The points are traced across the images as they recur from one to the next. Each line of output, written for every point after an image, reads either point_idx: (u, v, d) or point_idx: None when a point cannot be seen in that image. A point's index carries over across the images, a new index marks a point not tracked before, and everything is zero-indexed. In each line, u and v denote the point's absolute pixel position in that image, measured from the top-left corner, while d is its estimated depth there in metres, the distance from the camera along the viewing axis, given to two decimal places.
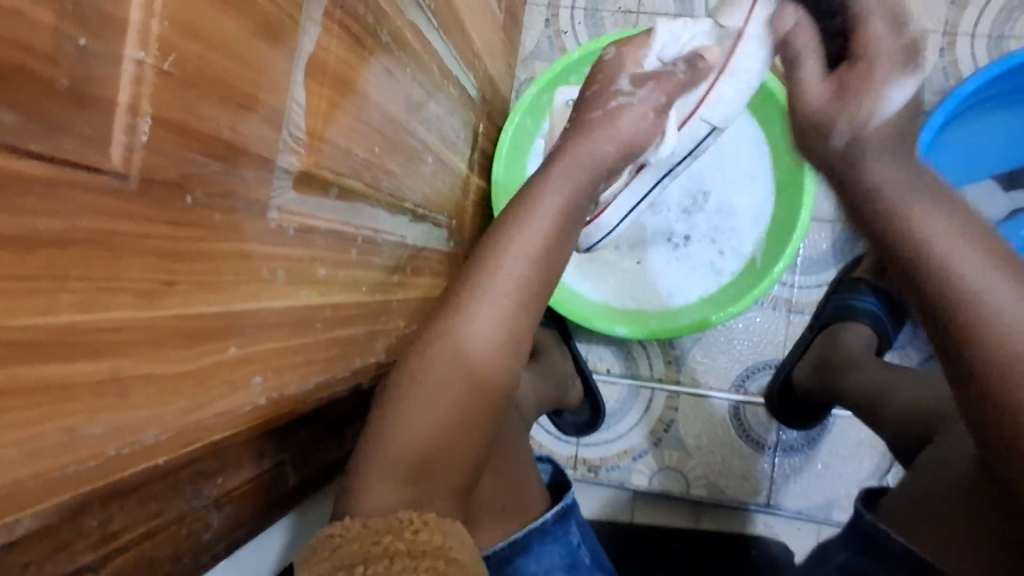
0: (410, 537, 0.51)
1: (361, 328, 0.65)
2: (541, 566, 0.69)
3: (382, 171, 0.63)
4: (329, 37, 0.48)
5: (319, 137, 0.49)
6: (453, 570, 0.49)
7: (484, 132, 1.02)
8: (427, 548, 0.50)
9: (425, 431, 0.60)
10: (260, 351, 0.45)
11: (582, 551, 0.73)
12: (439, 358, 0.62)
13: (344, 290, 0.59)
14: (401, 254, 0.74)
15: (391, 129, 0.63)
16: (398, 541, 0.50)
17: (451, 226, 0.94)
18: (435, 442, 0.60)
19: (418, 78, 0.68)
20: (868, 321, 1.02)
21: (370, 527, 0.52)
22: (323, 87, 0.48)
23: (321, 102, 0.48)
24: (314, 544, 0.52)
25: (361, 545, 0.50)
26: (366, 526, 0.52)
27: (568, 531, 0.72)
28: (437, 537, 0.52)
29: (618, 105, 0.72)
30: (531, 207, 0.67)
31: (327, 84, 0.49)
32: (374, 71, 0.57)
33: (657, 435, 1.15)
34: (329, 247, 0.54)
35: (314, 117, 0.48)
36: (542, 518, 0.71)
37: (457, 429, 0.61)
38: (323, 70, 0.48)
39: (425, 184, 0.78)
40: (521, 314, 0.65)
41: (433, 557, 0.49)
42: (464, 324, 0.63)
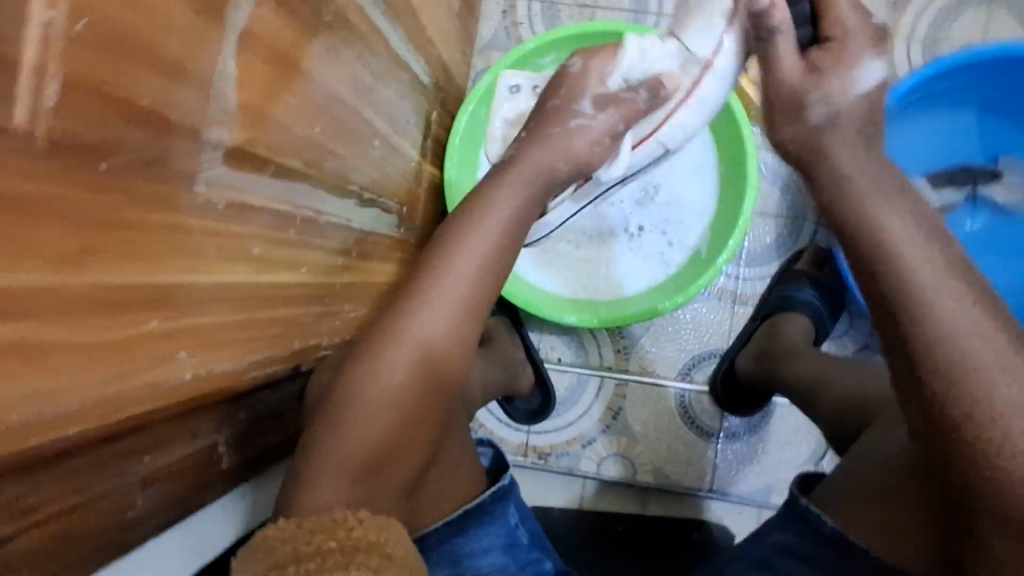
0: (344, 534, 0.51)
1: (305, 309, 0.64)
2: (481, 546, 0.71)
3: (325, 152, 0.63)
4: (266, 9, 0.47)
5: (253, 109, 0.48)
6: (386, 564, 0.49)
7: (438, 119, 1.02)
8: (360, 545, 0.50)
9: (366, 419, 0.61)
10: (187, 326, 0.45)
11: (521, 531, 0.74)
12: (399, 358, 0.63)
13: (284, 270, 0.58)
14: (347, 237, 0.73)
15: (335, 110, 0.63)
16: (331, 538, 0.50)
17: (403, 211, 0.93)
18: (384, 430, 0.61)
19: (366, 60, 0.68)
20: (806, 311, 1.06)
21: (305, 526, 0.52)
22: (259, 60, 0.48)
23: (255, 74, 0.48)
24: (250, 543, 0.50)
25: (294, 545, 0.49)
26: (300, 527, 0.52)
27: (507, 512, 0.73)
28: (373, 533, 0.52)
29: (577, 126, 0.74)
30: (480, 220, 0.69)
31: (263, 56, 0.48)
32: (316, 50, 0.56)
33: (606, 422, 1.17)
34: (267, 225, 0.54)
35: (248, 92, 0.47)
36: (480, 498, 0.71)
37: (409, 427, 0.62)
38: (258, 44, 0.47)
39: (373, 167, 0.77)
40: (464, 316, 0.67)
41: (365, 553, 0.49)
42: (420, 323, 0.64)
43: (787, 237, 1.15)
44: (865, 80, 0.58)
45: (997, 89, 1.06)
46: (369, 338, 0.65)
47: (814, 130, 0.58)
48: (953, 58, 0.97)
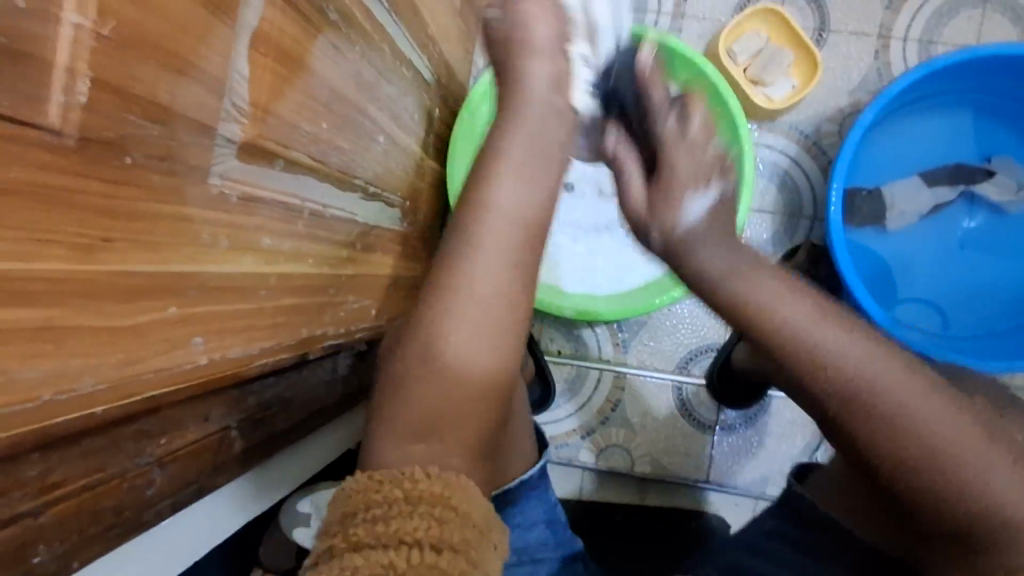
0: (409, 485, 0.52)
1: (310, 298, 0.66)
2: (526, 518, 0.73)
3: (330, 147, 0.65)
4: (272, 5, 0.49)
5: (262, 103, 0.50)
6: (449, 517, 0.50)
7: (439, 116, 1.04)
8: (423, 497, 0.51)
9: (405, 401, 0.59)
10: (201, 313, 0.47)
11: (559, 509, 0.77)
12: (452, 316, 0.59)
13: (291, 262, 0.60)
14: (351, 231, 0.75)
15: (339, 105, 0.65)
16: (397, 488, 0.51)
17: (404, 206, 0.95)
18: (432, 414, 0.59)
19: (369, 58, 0.70)
20: None
21: (377, 476, 0.53)
22: (267, 55, 0.50)
23: (263, 68, 0.50)
24: (336, 488, 0.54)
25: (363, 495, 0.51)
26: (371, 477, 0.53)
27: (548, 488, 0.76)
28: (437, 484, 0.52)
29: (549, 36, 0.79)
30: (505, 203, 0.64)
31: (271, 51, 0.50)
32: (322, 47, 0.58)
33: (605, 414, 1.20)
34: (276, 218, 0.56)
35: (258, 89, 0.49)
36: (529, 471, 0.73)
37: (471, 391, 0.59)
38: (267, 41, 0.49)
39: (377, 162, 0.79)
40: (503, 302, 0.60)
41: (429, 505, 0.50)
42: (469, 271, 0.60)
43: (783, 233, 1.18)
44: (695, 210, 0.72)
45: (991, 91, 1.09)
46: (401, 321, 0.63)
47: (668, 239, 0.72)
48: (947, 59, 0.98)
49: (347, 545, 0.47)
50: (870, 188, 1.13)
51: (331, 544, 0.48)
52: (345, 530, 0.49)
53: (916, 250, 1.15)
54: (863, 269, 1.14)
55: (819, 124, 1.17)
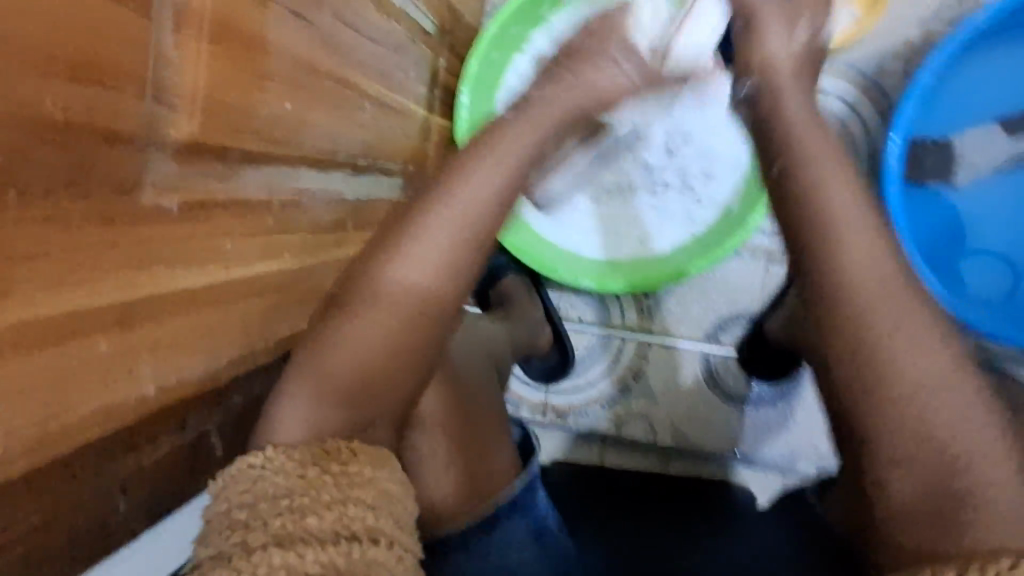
0: (338, 469, 0.50)
1: (287, 291, 0.61)
2: (507, 540, 0.68)
3: (303, 126, 0.58)
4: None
5: (197, 96, 0.44)
6: (382, 504, 0.49)
7: (445, 66, 0.95)
8: (354, 480, 0.49)
9: (365, 377, 0.58)
10: (148, 339, 0.43)
11: (549, 521, 0.73)
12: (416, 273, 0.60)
13: (259, 260, 0.55)
14: (339, 211, 0.70)
15: (307, 78, 0.57)
16: (326, 472, 0.49)
17: (406, 170, 0.88)
18: (356, 378, 0.57)
19: (346, 16, 0.61)
20: None
21: (295, 459, 0.49)
22: (198, 39, 0.42)
23: (193, 55, 0.42)
24: (235, 474, 0.48)
25: (287, 477, 0.48)
26: (290, 458, 0.49)
27: (535, 501, 0.72)
28: (368, 467, 0.51)
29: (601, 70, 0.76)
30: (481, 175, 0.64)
31: (205, 32, 0.43)
32: (281, 13, 0.51)
33: (626, 382, 1.14)
34: (237, 216, 0.51)
35: (195, 76, 0.43)
36: (509, 492, 0.69)
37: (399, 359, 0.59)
38: (201, 19, 0.42)
39: (367, 131, 0.72)
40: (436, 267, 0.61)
41: (360, 489, 0.49)
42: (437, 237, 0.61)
43: None
44: None
45: None
46: (370, 261, 0.61)
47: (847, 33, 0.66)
48: None
49: (267, 539, 0.43)
50: (937, 138, 0.99)
51: (246, 535, 0.43)
52: (264, 521, 0.44)
53: (990, 209, 1.01)
54: (933, 231, 1.02)
55: (880, 62, 1.02)
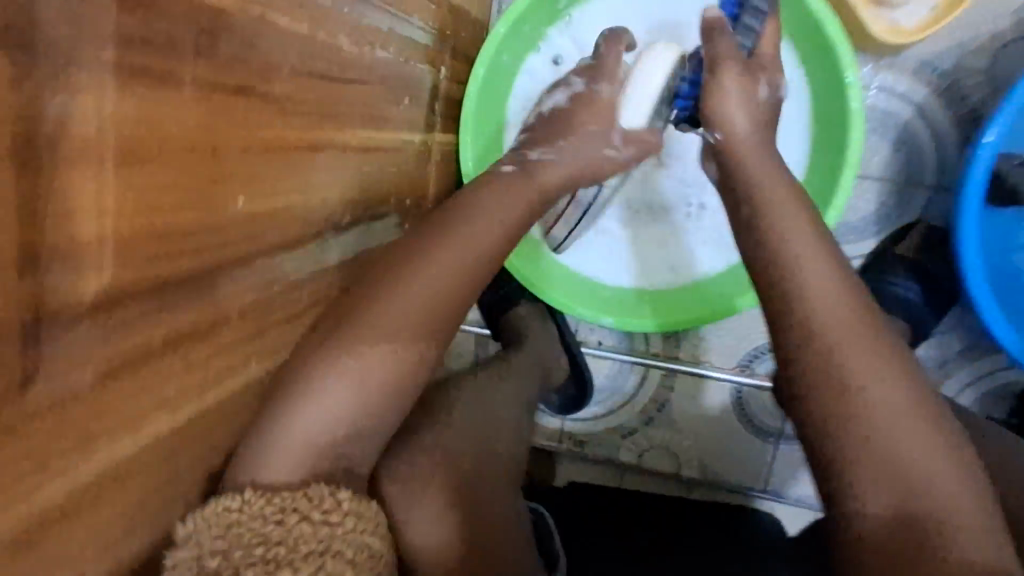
0: (321, 516, 0.45)
1: (258, 394, 0.53)
2: None
3: (266, 213, 0.48)
4: (77, 95, 0.30)
5: (104, 240, 0.34)
6: (366, 562, 0.45)
7: (450, 74, 0.82)
8: (337, 533, 0.45)
9: (339, 457, 0.51)
10: (63, 537, 0.36)
11: None
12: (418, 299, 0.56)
13: (214, 381, 0.46)
14: (321, 281, 0.60)
15: (268, 160, 0.46)
16: (306, 521, 0.45)
17: (404, 205, 0.77)
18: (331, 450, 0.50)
19: (315, 68, 0.49)
20: (901, 311, 0.87)
21: (273, 505, 0.45)
22: (93, 172, 0.32)
23: (88, 196, 0.32)
24: (211, 516, 0.44)
25: (259, 524, 0.44)
26: (270, 502, 0.45)
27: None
28: (354, 520, 0.46)
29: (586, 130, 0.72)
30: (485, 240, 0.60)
31: (102, 162, 0.32)
32: (223, 99, 0.39)
33: (649, 414, 1.07)
34: (182, 349, 0.42)
35: (100, 222, 0.33)
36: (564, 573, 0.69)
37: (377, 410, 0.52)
38: (97, 151, 0.32)
39: (352, 183, 0.62)
40: (421, 325, 0.56)
41: (343, 540, 0.45)
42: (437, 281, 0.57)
43: (894, 207, 0.91)
44: None
45: None
46: (367, 313, 0.55)
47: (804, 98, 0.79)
48: None
49: None
50: None
51: None
52: (235, 570, 0.41)
53: None
54: (997, 256, 0.88)
55: (963, 58, 0.86)
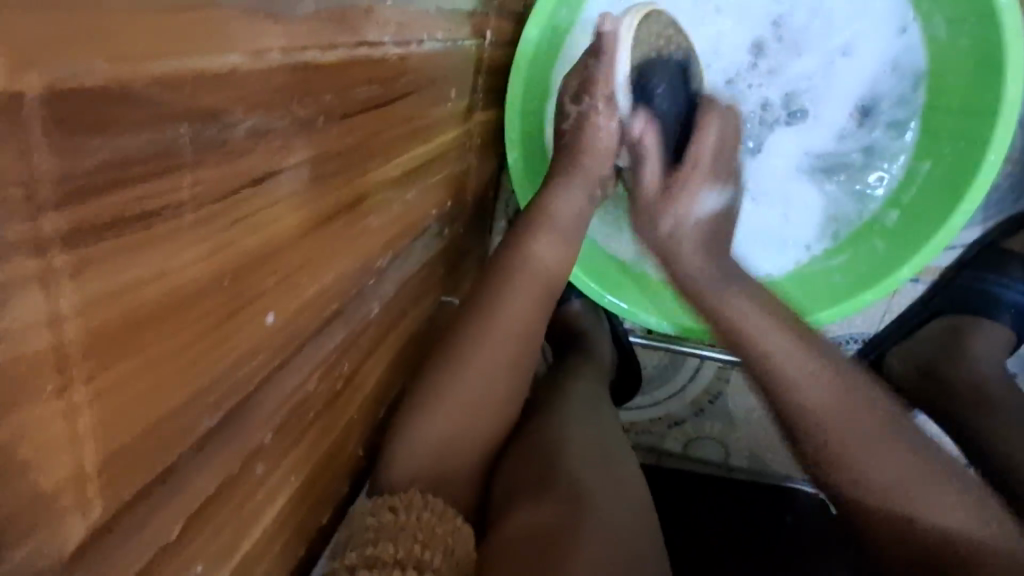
0: (422, 521, 0.46)
1: (300, 505, 0.44)
2: None
3: (302, 306, 0.36)
4: (11, 308, 0.18)
5: (84, 475, 0.22)
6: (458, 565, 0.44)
7: (496, 41, 0.66)
8: (435, 533, 0.45)
9: (453, 469, 0.52)
10: None
11: None
12: (517, 304, 0.56)
13: (250, 524, 0.37)
14: (363, 339, 0.49)
15: (299, 250, 0.33)
16: (409, 526, 0.45)
17: (444, 211, 0.64)
18: (435, 463, 0.52)
19: (354, 105, 0.35)
20: (1009, 318, 0.73)
21: (391, 505, 0.47)
22: (57, 402, 0.20)
23: (52, 437, 0.20)
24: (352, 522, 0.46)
25: (373, 529, 0.45)
26: (384, 505, 0.47)
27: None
28: (452, 523, 0.46)
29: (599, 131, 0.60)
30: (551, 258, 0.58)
31: (65, 386, 0.20)
32: (245, 199, 0.27)
33: (700, 406, 0.91)
34: (212, 509, 0.32)
35: (98, 443, 0.22)
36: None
37: (476, 428, 0.54)
38: (77, 358, 0.20)
39: (394, 214, 0.49)
40: (504, 357, 0.55)
41: (439, 539, 0.45)
42: (527, 285, 0.57)
43: (1011, 189, 0.75)
44: None
45: None
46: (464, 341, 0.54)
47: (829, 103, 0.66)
48: None
49: None
50: None
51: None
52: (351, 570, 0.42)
53: None
54: None
55: None
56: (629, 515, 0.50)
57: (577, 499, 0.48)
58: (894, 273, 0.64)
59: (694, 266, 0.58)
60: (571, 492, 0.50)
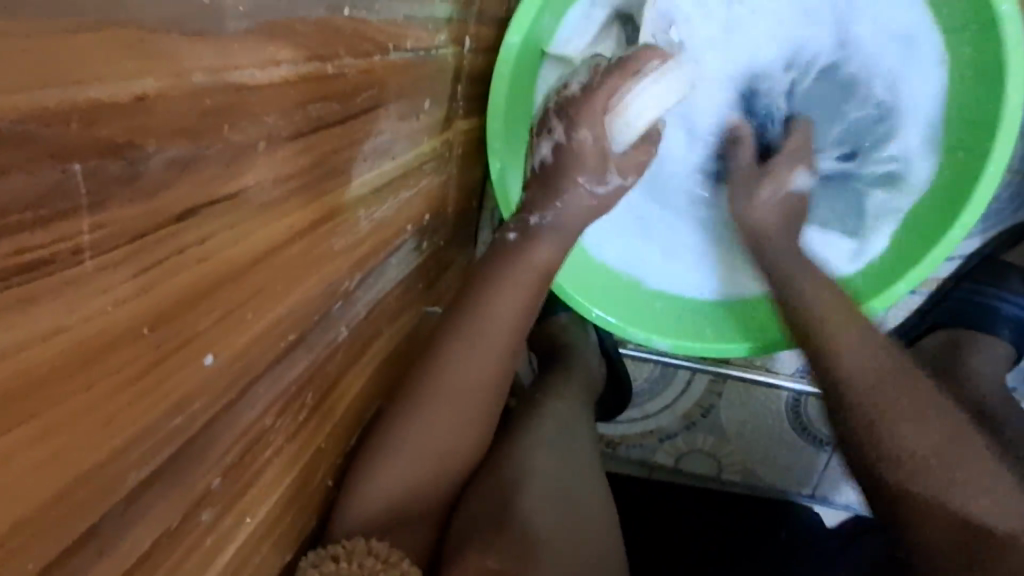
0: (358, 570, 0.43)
1: (260, 543, 0.41)
2: None
3: (252, 339, 0.33)
4: None
5: None
6: None
7: (478, 47, 0.63)
8: None
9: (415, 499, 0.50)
10: None
11: None
12: (490, 326, 0.52)
13: (199, 572, 0.34)
14: (330, 365, 0.46)
15: (244, 283, 0.31)
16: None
17: (422, 225, 0.61)
18: (401, 497, 0.49)
19: (308, 123, 0.33)
20: (1009, 333, 0.70)
21: (335, 554, 0.44)
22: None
23: None
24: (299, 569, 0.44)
25: None
26: (329, 553, 0.44)
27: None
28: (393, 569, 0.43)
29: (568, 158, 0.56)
30: None
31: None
32: (169, 234, 0.24)
33: (691, 419, 0.88)
34: (150, 562, 0.30)
35: None
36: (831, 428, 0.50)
37: (446, 459, 0.51)
38: None
39: (363, 232, 0.46)
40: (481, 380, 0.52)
41: None
42: (504, 301, 0.52)
43: (1010, 199, 0.71)
44: None
45: None
46: (434, 367, 0.51)
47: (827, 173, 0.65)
48: None
49: None
50: None
51: None
52: None
53: None
54: None
55: None
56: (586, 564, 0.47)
57: (532, 553, 0.46)
58: (891, 289, 0.62)
59: (784, 252, 0.60)
60: (529, 541, 0.47)
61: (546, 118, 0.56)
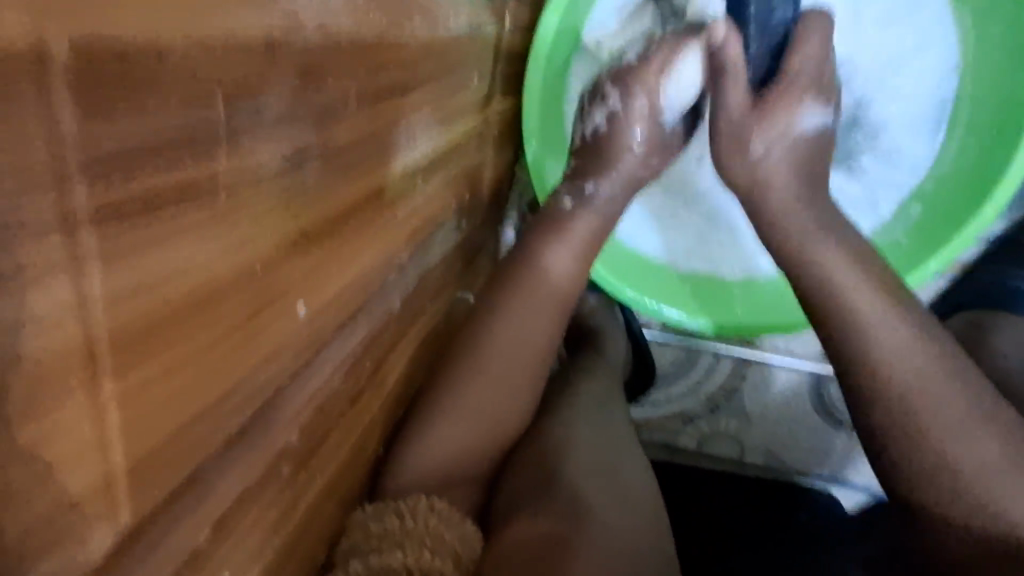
0: (420, 525, 0.45)
1: (323, 502, 0.42)
2: None
3: (327, 299, 0.34)
4: (32, 297, 0.16)
5: (110, 482, 0.20)
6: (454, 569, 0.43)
7: (515, 29, 0.64)
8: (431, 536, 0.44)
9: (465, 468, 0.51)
10: None
11: None
12: (532, 300, 0.54)
13: (277, 524, 0.35)
14: (383, 334, 0.47)
15: (326, 241, 0.32)
16: (408, 530, 0.44)
17: (462, 203, 0.62)
18: (449, 464, 0.50)
19: (381, 87, 0.34)
20: None
21: (395, 510, 0.45)
22: (82, 402, 0.18)
23: (77, 440, 0.19)
24: (356, 527, 0.45)
25: (374, 534, 0.44)
26: (388, 510, 0.46)
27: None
28: (453, 527, 0.45)
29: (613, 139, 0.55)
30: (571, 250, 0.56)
31: (90, 385, 0.18)
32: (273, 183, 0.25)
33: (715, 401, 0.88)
34: (238, 511, 0.31)
35: (126, 447, 0.21)
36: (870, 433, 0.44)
37: (491, 429, 0.52)
38: (98, 356, 0.18)
39: (416, 204, 0.47)
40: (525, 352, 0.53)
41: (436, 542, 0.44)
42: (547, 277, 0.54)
43: None
44: None
45: None
46: (482, 338, 0.53)
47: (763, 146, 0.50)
48: None
49: None
50: None
51: None
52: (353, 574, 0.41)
53: None
54: None
55: None
56: (634, 519, 0.49)
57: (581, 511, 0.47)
58: (922, 266, 0.63)
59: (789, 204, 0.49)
60: (576, 500, 0.48)
61: (600, 86, 0.55)
